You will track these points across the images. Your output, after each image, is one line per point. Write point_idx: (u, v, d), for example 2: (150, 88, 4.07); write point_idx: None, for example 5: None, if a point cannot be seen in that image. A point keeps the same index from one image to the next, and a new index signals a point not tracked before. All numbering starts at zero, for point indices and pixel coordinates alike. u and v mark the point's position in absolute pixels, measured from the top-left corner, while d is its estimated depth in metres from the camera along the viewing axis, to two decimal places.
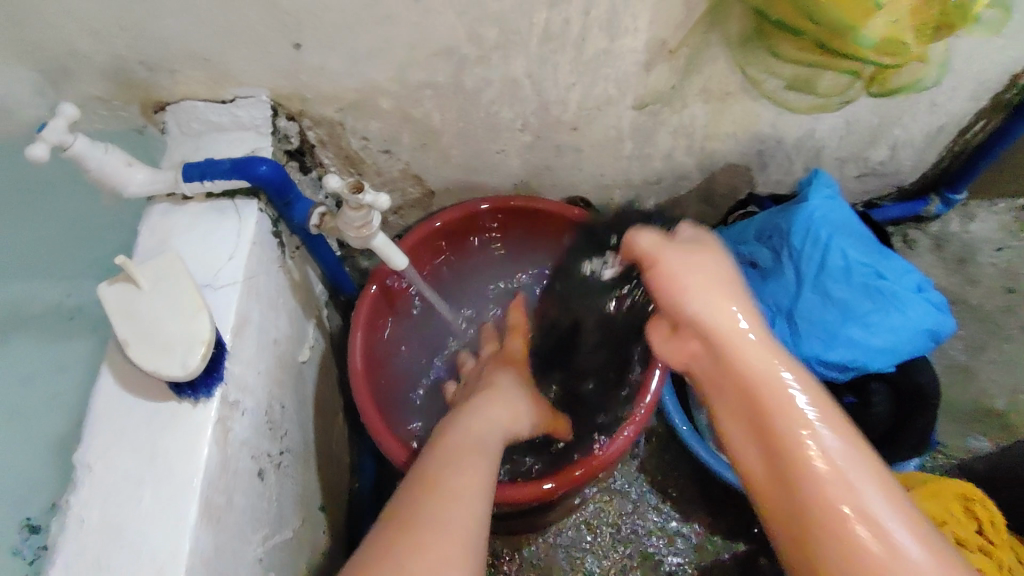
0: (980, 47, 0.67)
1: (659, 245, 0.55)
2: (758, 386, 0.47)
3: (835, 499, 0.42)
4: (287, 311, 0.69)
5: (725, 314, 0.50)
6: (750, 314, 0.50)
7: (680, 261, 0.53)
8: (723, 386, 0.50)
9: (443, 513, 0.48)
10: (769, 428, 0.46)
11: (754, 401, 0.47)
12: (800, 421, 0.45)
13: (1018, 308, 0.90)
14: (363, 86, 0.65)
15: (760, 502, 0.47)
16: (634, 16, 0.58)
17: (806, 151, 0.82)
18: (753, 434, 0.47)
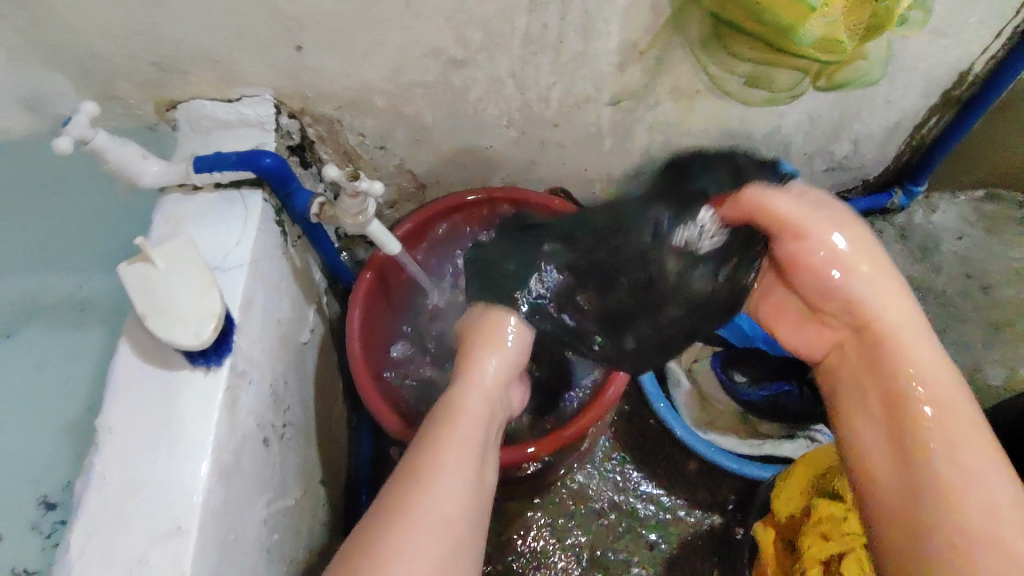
0: (926, 46, 0.73)
1: (805, 211, 0.62)
2: (914, 377, 0.56)
3: (965, 492, 0.50)
4: (289, 294, 0.74)
5: (891, 316, 0.58)
6: (910, 327, 0.58)
7: (831, 236, 0.61)
8: (868, 372, 0.59)
9: (440, 511, 0.54)
10: (917, 409, 0.55)
11: (910, 399, 0.55)
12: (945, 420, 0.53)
13: (976, 292, 0.96)
14: (359, 85, 0.70)
15: (890, 492, 0.55)
16: (606, 20, 0.64)
17: (774, 146, 0.87)
18: (897, 429, 0.56)
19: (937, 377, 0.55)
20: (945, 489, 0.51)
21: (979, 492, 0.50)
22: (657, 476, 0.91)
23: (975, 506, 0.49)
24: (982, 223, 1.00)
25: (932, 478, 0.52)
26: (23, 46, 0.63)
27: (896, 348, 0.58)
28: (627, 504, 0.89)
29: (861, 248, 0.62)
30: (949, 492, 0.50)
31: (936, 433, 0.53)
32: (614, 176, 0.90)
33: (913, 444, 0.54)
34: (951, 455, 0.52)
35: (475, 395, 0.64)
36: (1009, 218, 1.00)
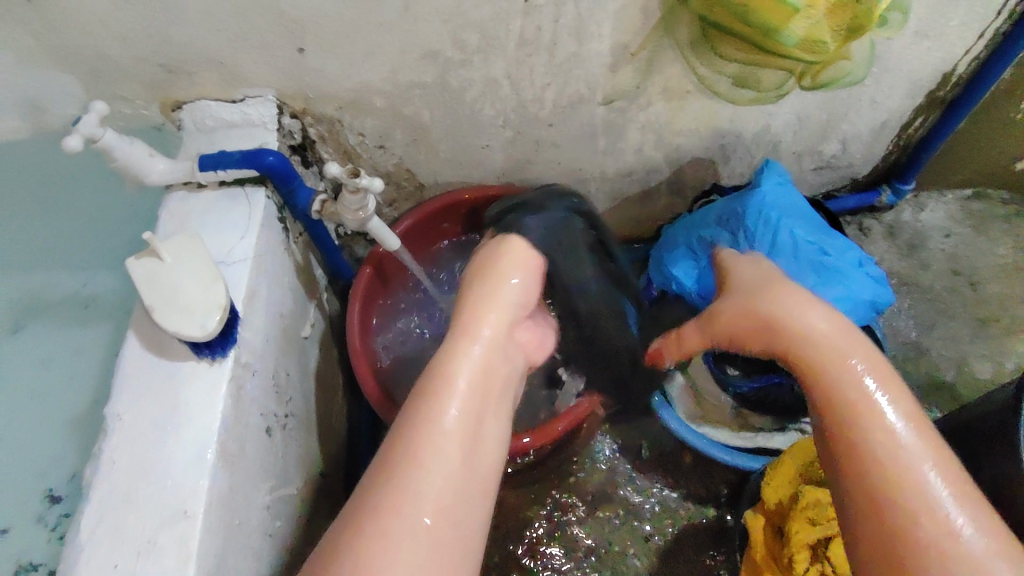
0: (908, 48, 0.75)
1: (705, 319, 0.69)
2: (855, 404, 0.53)
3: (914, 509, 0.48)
4: (291, 289, 0.76)
5: (815, 346, 0.58)
6: (847, 351, 0.57)
7: (727, 322, 0.66)
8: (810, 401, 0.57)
9: (425, 512, 0.47)
10: (856, 451, 0.52)
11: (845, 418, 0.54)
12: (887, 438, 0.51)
13: (963, 289, 0.98)
14: (359, 86, 0.73)
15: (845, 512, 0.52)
16: (598, 23, 0.67)
17: (764, 146, 0.90)
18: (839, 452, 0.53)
19: (874, 409, 0.52)
20: (901, 533, 0.48)
21: (931, 529, 0.47)
22: (653, 469, 0.92)
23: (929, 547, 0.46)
24: (968, 221, 1.02)
25: (882, 528, 0.49)
26: (34, 48, 0.65)
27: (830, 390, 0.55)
28: (622, 496, 0.91)
29: (771, 307, 0.62)
30: (904, 539, 0.47)
31: (880, 455, 0.50)
32: (608, 175, 0.92)
33: (855, 492, 0.51)
34: (899, 498, 0.49)
35: (473, 357, 0.55)
36: (995, 216, 1.02)
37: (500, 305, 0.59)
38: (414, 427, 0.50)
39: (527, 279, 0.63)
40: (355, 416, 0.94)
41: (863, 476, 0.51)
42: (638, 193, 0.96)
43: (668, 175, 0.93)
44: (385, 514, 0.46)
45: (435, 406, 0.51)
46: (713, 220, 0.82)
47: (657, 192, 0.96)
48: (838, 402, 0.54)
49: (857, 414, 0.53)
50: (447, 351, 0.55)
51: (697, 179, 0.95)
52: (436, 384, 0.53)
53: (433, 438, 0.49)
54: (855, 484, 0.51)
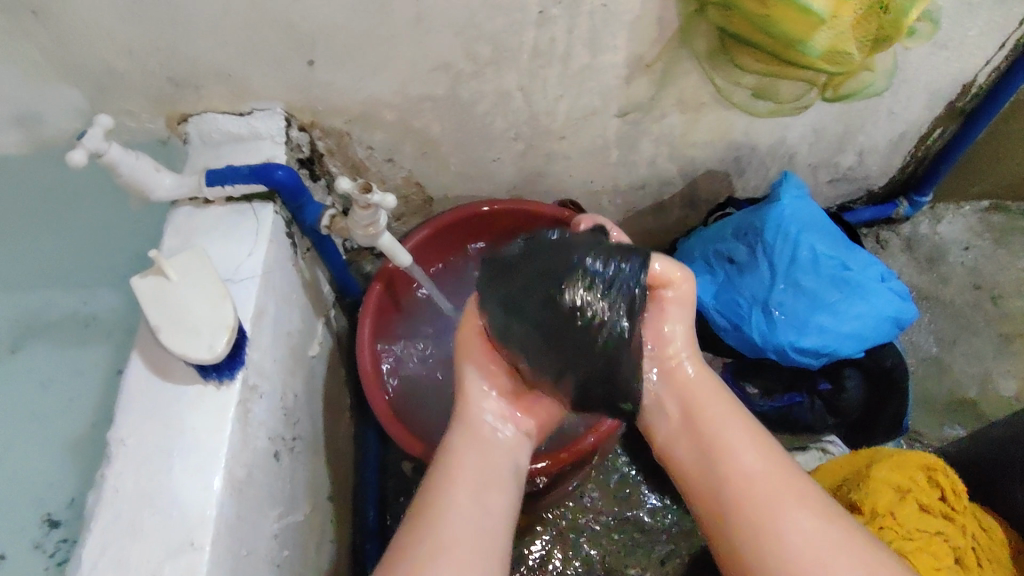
0: (928, 57, 0.74)
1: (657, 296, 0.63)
2: (721, 444, 0.60)
3: (778, 531, 0.53)
4: (299, 306, 0.74)
5: (699, 387, 0.63)
6: (716, 396, 0.63)
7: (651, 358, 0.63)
8: (689, 443, 0.62)
9: (445, 540, 0.53)
10: (726, 465, 0.58)
11: (716, 457, 0.59)
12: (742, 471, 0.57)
13: (985, 303, 0.96)
14: (368, 99, 0.71)
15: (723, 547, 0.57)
16: (613, 35, 0.66)
17: (780, 158, 0.88)
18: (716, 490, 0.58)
19: (729, 428, 0.60)
20: (776, 539, 0.53)
21: (797, 531, 0.53)
22: (668, 490, 0.90)
23: (804, 544, 0.52)
24: (988, 234, 1.00)
25: (755, 536, 0.54)
26: (39, 62, 0.63)
27: (709, 413, 0.61)
28: (635, 520, 0.88)
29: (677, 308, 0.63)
30: (764, 538, 0.54)
31: (746, 484, 0.57)
32: (620, 187, 0.90)
33: (732, 504, 0.57)
34: (765, 501, 0.55)
35: (479, 397, 0.63)
36: (1014, 228, 1.00)
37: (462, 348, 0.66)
38: (446, 475, 0.58)
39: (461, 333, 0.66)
40: (361, 438, 0.92)
41: (730, 496, 0.57)
42: (652, 206, 0.94)
43: (682, 188, 0.91)
44: (438, 542, 0.53)
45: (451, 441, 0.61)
46: (730, 233, 0.79)
47: (671, 205, 0.95)
48: (708, 426, 0.61)
49: (718, 433, 0.60)
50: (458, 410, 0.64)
51: (712, 192, 0.93)
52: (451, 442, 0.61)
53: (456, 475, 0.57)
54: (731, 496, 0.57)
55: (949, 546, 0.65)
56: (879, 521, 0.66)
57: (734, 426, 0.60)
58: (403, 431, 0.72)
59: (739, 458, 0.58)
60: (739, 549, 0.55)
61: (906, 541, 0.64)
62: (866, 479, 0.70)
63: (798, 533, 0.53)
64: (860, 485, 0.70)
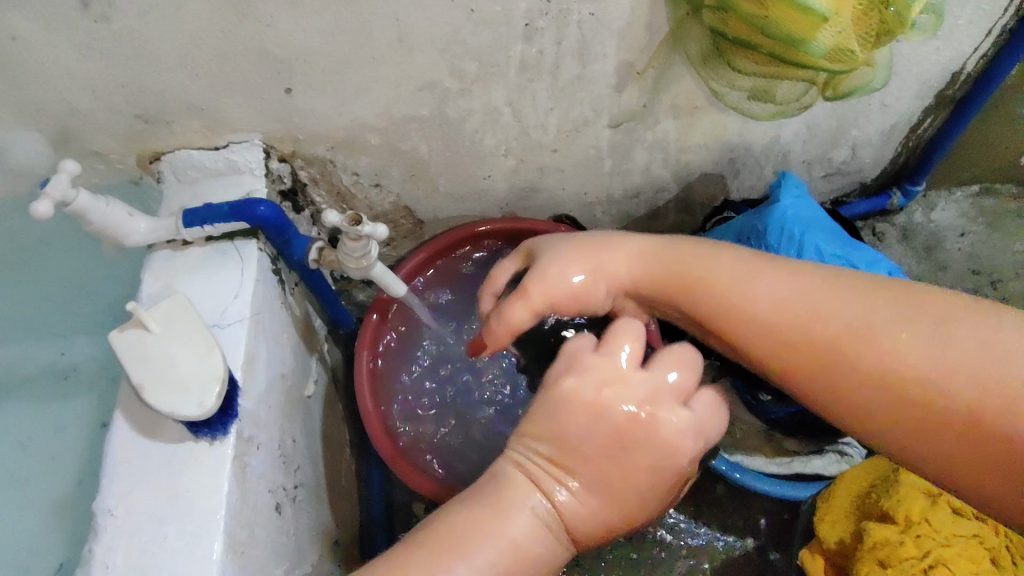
0: (918, 49, 0.73)
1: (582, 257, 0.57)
2: (736, 300, 0.51)
3: (876, 358, 0.45)
4: (291, 346, 0.70)
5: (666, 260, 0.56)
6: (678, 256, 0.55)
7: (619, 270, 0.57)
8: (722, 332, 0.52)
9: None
10: (785, 318, 0.49)
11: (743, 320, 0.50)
12: (774, 322, 0.49)
13: (985, 289, 0.95)
14: (351, 124, 0.68)
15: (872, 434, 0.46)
16: (602, 43, 0.64)
17: (774, 157, 0.86)
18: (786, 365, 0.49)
19: (760, 286, 0.51)
20: (882, 359, 0.45)
21: (893, 341, 0.45)
22: (683, 502, 0.87)
23: (932, 361, 0.43)
24: (983, 219, 0.99)
25: (883, 383, 0.45)
26: None
27: (699, 279, 0.53)
28: (656, 537, 0.85)
29: (624, 253, 0.57)
30: (883, 375, 0.44)
31: (787, 328, 0.48)
32: (614, 197, 0.88)
33: (822, 370, 0.47)
34: (839, 346, 0.46)
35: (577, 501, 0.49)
36: (1007, 211, 0.99)
37: (580, 369, 0.51)
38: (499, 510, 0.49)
39: (623, 394, 0.49)
40: (365, 475, 0.87)
41: (795, 356, 0.48)
42: (647, 213, 0.92)
43: (677, 193, 0.89)
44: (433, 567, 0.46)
45: (529, 535, 0.48)
46: (732, 238, 0.78)
47: (666, 211, 0.93)
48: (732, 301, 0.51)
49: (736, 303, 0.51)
50: (526, 473, 0.50)
51: (707, 195, 0.91)
52: (529, 543, 0.48)
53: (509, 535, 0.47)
54: (815, 359, 0.47)
55: (985, 549, 0.68)
56: (915, 529, 0.69)
57: (727, 273, 0.53)
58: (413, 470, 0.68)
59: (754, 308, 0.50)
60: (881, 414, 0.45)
61: (944, 549, 0.67)
62: (895, 486, 0.72)
63: (916, 346, 0.44)
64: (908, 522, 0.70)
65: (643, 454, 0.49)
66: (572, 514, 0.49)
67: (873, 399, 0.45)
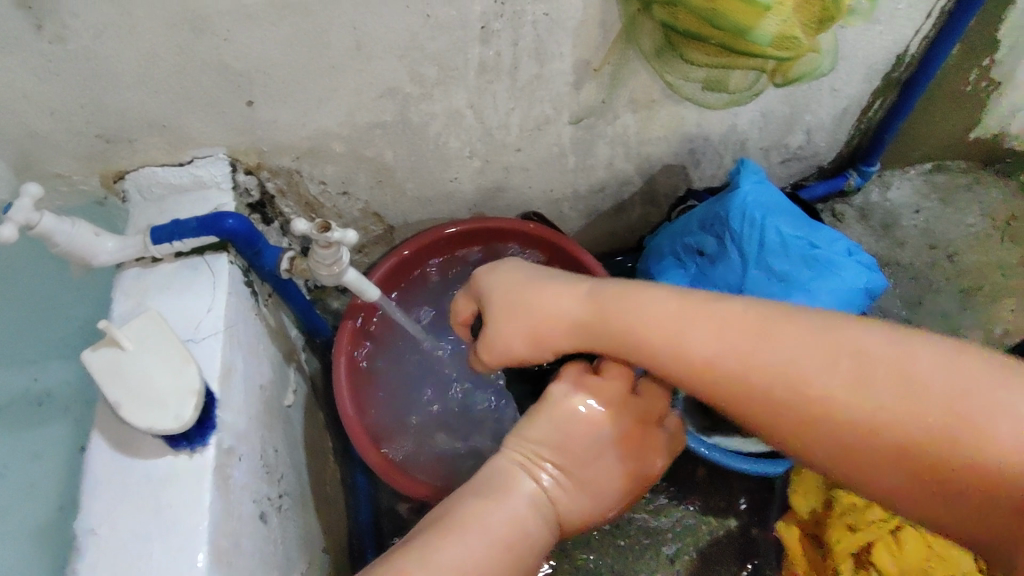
0: (863, 34, 0.75)
1: (528, 309, 0.58)
2: (675, 350, 0.51)
3: (816, 408, 0.45)
4: (268, 356, 0.70)
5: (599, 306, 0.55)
6: (615, 305, 0.55)
7: (557, 317, 0.57)
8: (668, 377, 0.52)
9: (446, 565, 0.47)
10: (721, 369, 0.49)
11: (688, 369, 0.50)
12: (713, 373, 0.49)
13: (942, 263, 0.99)
14: (314, 134, 0.69)
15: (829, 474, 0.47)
16: (558, 42, 0.65)
17: (732, 145, 0.89)
18: (737, 414, 0.49)
19: (695, 337, 0.50)
20: (823, 409, 0.45)
21: (833, 390, 0.45)
22: (666, 487, 0.89)
23: (866, 407, 0.43)
24: (936, 195, 1.03)
25: (826, 432, 0.45)
26: None
27: (637, 328, 0.53)
28: (640, 523, 0.87)
29: (566, 298, 0.57)
30: (824, 423, 0.45)
31: (729, 378, 0.48)
32: (580, 192, 0.89)
33: (771, 418, 0.47)
34: (779, 396, 0.46)
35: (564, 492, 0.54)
36: (958, 186, 1.03)
37: (585, 389, 0.56)
38: (500, 490, 0.52)
39: (619, 414, 0.56)
40: (350, 482, 0.87)
41: (742, 407, 0.48)
42: (613, 207, 0.95)
43: (641, 186, 0.92)
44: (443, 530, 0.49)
45: (523, 515, 0.51)
46: (696, 225, 0.79)
47: (632, 203, 0.95)
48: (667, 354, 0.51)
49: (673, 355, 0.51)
50: (527, 462, 0.54)
51: (670, 186, 0.93)
52: (525, 526, 0.50)
53: (516, 513, 0.51)
54: (764, 409, 0.47)
55: None
56: None
57: (662, 320, 0.52)
58: (398, 473, 0.69)
59: (694, 359, 0.50)
60: (836, 461, 0.45)
61: None
62: None
63: (846, 389, 0.44)
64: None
65: (615, 463, 0.56)
66: (560, 502, 0.53)
67: (824, 445, 0.45)
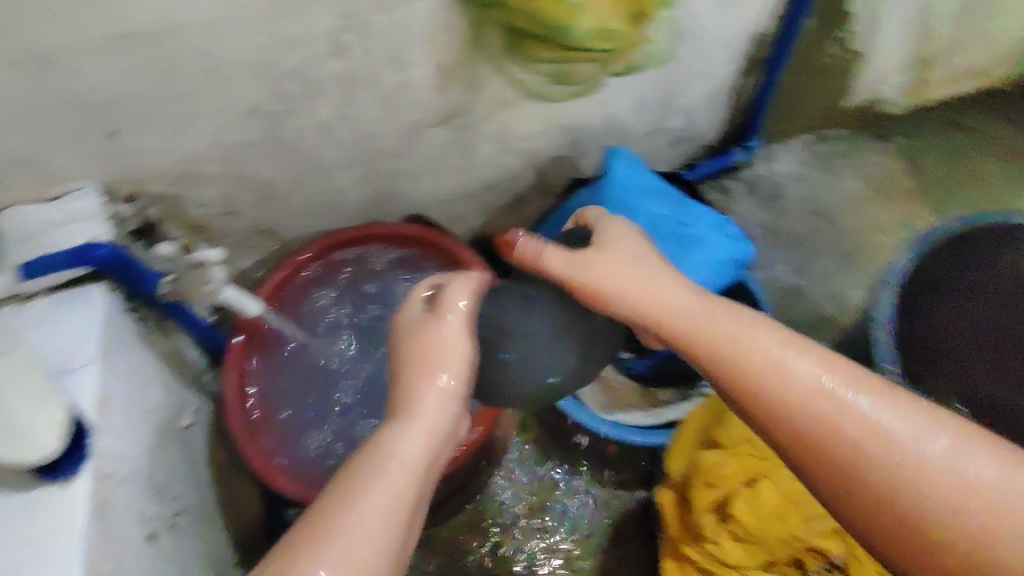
0: (716, 18, 0.79)
1: (628, 284, 0.60)
2: (762, 374, 0.51)
3: (873, 460, 0.46)
4: (156, 380, 0.71)
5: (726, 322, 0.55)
6: (746, 325, 0.55)
7: (653, 303, 0.59)
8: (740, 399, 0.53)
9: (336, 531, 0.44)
10: (787, 403, 0.50)
11: (765, 399, 0.51)
12: (791, 404, 0.50)
13: (824, 228, 1.04)
14: (185, 158, 0.70)
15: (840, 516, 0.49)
16: (411, 49, 0.68)
17: (613, 133, 0.92)
18: (791, 449, 0.50)
19: (796, 372, 0.51)
20: (885, 471, 0.46)
21: (906, 457, 0.46)
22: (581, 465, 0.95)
23: (932, 481, 0.45)
24: (817, 165, 1.08)
25: (875, 485, 0.46)
26: None
27: (730, 351, 0.54)
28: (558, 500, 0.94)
29: (677, 294, 0.59)
30: (877, 481, 0.46)
31: (810, 415, 0.49)
32: (471, 191, 0.92)
33: (819, 458, 0.48)
34: (845, 443, 0.47)
35: (435, 395, 0.52)
36: (836, 155, 1.09)
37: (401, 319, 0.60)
38: (379, 443, 0.50)
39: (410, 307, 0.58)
40: None
41: (804, 445, 0.49)
42: (508, 203, 0.97)
43: (531, 180, 0.95)
44: (323, 512, 0.46)
45: (411, 456, 0.49)
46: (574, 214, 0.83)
47: (526, 197, 0.98)
48: (744, 373, 0.52)
49: (766, 385, 0.51)
50: (399, 411, 0.52)
51: (560, 178, 0.97)
52: (413, 460, 0.49)
53: (397, 453, 0.49)
54: (818, 453, 0.48)
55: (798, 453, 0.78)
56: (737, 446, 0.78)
57: (764, 345, 0.53)
58: (280, 474, 0.70)
59: (782, 386, 0.50)
60: (867, 509, 0.47)
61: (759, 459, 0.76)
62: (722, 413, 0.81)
63: (933, 459, 0.45)
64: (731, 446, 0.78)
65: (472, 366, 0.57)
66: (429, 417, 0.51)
67: (862, 496, 0.47)
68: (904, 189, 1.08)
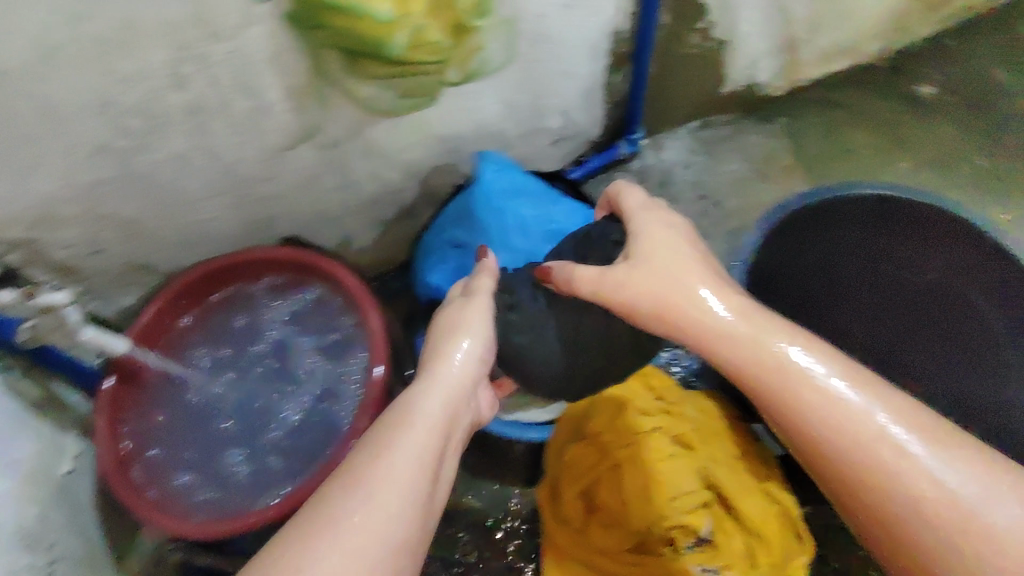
0: (568, 19, 0.81)
1: (673, 296, 0.58)
2: (812, 411, 0.54)
3: (907, 489, 0.50)
4: (27, 429, 0.70)
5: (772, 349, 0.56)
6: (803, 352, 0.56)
7: (714, 324, 0.57)
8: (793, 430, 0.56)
9: (370, 488, 0.48)
10: (820, 432, 0.54)
11: (814, 431, 0.54)
12: (841, 435, 0.53)
13: (709, 210, 1.10)
14: (40, 202, 0.69)
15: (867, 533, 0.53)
16: (260, 75, 0.68)
17: (491, 138, 0.94)
18: (831, 474, 0.54)
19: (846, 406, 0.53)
20: (914, 501, 0.49)
21: (935, 489, 0.49)
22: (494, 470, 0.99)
23: (959, 513, 0.48)
24: (702, 150, 1.13)
25: (896, 513, 0.50)
26: None
27: (786, 380, 0.55)
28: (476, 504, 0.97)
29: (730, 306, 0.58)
30: (906, 507, 0.50)
31: (855, 445, 0.52)
32: (357, 206, 0.93)
33: (857, 483, 0.52)
34: (878, 474, 0.51)
35: (455, 366, 0.59)
36: (720, 139, 1.14)
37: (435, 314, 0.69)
38: (401, 409, 0.55)
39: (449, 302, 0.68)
40: None
41: (844, 472, 0.53)
42: (398, 213, 0.99)
43: (417, 190, 0.96)
44: (361, 466, 0.50)
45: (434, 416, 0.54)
46: (451, 220, 0.85)
47: (415, 206, 0.99)
48: (789, 399, 0.55)
49: (819, 412, 0.54)
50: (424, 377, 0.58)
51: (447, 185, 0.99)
52: (437, 421, 0.54)
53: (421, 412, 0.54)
54: (856, 480, 0.52)
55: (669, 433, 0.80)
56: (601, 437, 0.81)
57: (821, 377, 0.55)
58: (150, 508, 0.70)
59: (835, 416, 0.53)
60: (894, 535, 0.51)
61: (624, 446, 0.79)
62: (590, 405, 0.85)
63: (952, 494, 0.49)
64: (596, 436, 0.82)
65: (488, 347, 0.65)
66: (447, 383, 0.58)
67: (893, 520, 0.50)
68: (786, 165, 1.14)
